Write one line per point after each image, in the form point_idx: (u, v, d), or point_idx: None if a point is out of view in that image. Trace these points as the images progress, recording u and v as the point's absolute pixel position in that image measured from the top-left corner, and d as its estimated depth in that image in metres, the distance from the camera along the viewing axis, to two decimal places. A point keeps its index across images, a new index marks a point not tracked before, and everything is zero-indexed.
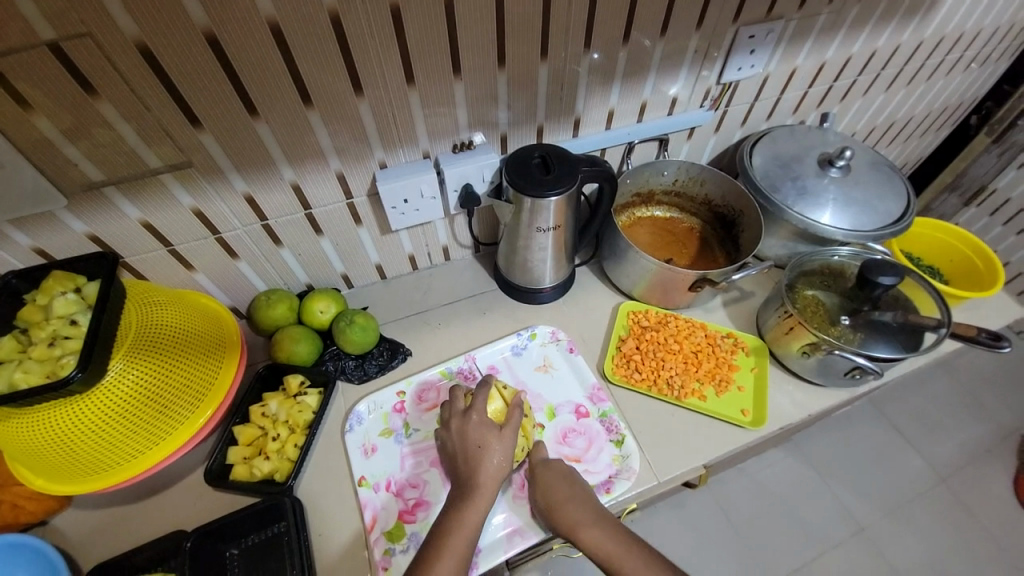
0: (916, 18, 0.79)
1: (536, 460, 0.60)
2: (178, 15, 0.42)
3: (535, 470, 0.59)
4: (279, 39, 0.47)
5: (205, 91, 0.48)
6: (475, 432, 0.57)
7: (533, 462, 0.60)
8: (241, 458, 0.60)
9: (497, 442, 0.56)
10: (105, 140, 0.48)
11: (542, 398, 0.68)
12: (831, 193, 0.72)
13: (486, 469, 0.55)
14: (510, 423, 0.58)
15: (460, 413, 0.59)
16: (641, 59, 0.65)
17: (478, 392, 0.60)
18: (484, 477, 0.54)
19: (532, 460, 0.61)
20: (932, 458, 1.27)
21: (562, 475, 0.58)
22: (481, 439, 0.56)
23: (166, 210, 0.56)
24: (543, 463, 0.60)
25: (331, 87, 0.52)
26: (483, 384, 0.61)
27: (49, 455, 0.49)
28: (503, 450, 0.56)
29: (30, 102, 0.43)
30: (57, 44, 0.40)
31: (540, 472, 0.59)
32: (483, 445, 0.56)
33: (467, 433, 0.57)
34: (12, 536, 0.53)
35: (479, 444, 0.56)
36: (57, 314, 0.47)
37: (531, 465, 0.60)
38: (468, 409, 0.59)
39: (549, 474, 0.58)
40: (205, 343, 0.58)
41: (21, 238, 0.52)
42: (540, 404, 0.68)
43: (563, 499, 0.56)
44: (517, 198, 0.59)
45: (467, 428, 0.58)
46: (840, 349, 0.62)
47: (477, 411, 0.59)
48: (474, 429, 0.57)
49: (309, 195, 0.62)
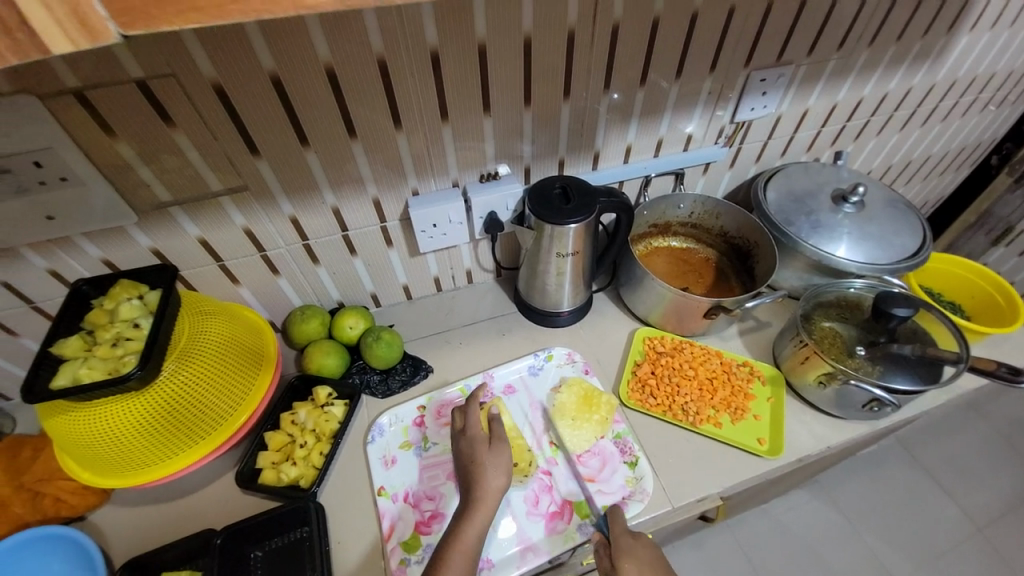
0: (926, 63, 0.83)
1: (620, 526, 0.57)
2: (250, 60, 0.48)
3: (624, 539, 0.55)
4: (332, 80, 0.53)
5: (265, 123, 0.54)
6: (470, 449, 0.60)
7: (618, 532, 0.56)
8: (270, 462, 0.63)
9: (493, 458, 0.59)
10: (173, 164, 0.54)
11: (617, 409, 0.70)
12: (844, 228, 0.74)
13: (485, 482, 0.57)
14: (498, 437, 0.61)
15: (460, 430, 0.63)
16: (657, 99, 0.70)
17: (467, 410, 0.64)
18: (484, 491, 0.56)
19: (617, 530, 0.56)
20: (967, 506, 1.21)
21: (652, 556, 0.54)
22: (476, 454, 0.59)
23: (220, 228, 0.62)
24: (631, 535, 0.56)
25: (373, 121, 0.58)
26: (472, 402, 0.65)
27: (99, 447, 0.53)
28: (500, 464, 0.59)
29: (115, 130, 0.50)
30: (144, 82, 0.47)
31: (631, 544, 0.55)
32: (479, 460, 0.59)
33: (462, 450, 0.61)
34: (54, 527, 0.59)
35: (472, 459, 0.59)
36: (122, 318, 0.51)
37: (618, 530, 0.56)
38: (464, 427, 0.63)
39: (639, 547, 0.55)
40: (246, 352, 0.62)
41: (92, 249, 0.59)
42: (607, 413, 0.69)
43: None
44: (539, 225, 0.63)
45: (463, 443, 0.62)
46: (857, 380, 0.62)
47: (470, 427, 0.62)
48: (468, 447, 0.61)
49: (347, 218, 0.68)
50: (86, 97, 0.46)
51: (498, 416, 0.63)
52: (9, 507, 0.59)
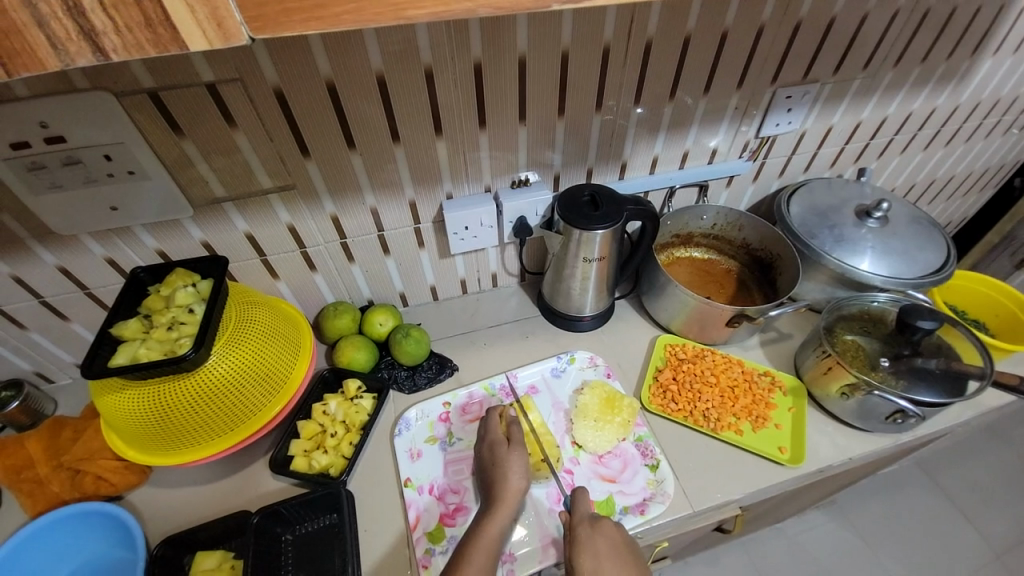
0: (950, 84, 0.84)
1: (583, 515, 0.57)
2: (310, 68, 0.52)
3: (581, 530, 0.55)
4: (381, 87, 0.56)
5: (317, 127, 0.57)
6: (490, 453, 0.62)
7: (579, 519, 0.57)
8: (302, 450, 0.65)
9: (513, 460, 0.60)
10: (230, 163, 0.58)
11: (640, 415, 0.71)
12: (868, 242, 0.75)
13: (506, 483, 0.58)
14: (515, 441, 0.63)
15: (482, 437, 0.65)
16: (684, 114, 0.72)
17: (487, 418, 0.66)
18: (505, 491, 0.57)
19: (577, 517, 0.57)
20: (991, 535, 1.17)
21: (614, 550, 0.54)
22: (496, 458, 0.61)
23: (266, 224, 0.66)
24: (591, 525, 0.55)
25: (416, 127, 0.61)
26: (494, 408, 0.67)
27: (147, 427, 0.55)
28: (520, 465, 0.60)
29: (182, 129, 0.54)
30: (213, 85, 0.51)
31: (588, 535, 0.54)
32: (500, 462, 0.60)
33: (483, 455, 0.63)
34: (83, 504, 0.60)
35: (493, 461, 0.61)
36: (177, 304, 0.54)
37: (576, 519, 0.56)
38: (484, 433, 0.65)
39: (597, 541, 0.54)
40: (286, 342, 0.65)
41: (147, 239, 0.63)
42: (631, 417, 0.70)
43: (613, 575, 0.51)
44: (567, 230, 0.66)
45: (483, 448, 0.63)
46: (880, 391, 0.63)
47: (490, 433, 0.64)
48: (488, 451, 0.62)
49: (384, 219, 0.71)
50: (158, 97, 0.50)
51: (513, 420, 0.66)
52: (48, 486, 0.63)
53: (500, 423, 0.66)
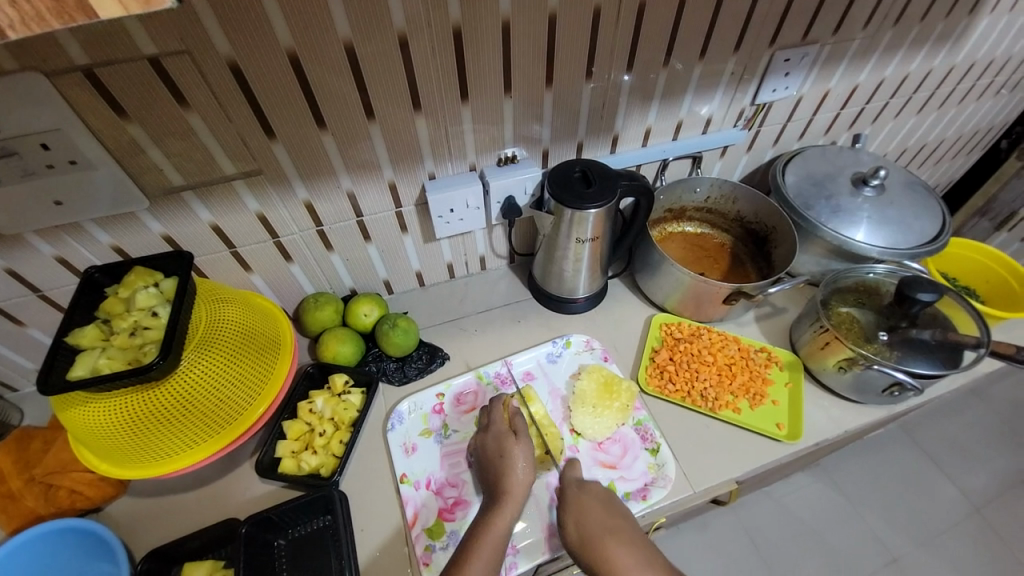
0: (947, 45, 0.81)
1: (570, 479, 0.57)
2: (269, 37, 0.46)
3: (570, 491, 0.56)
4: (351, 59, 0.51)
5: (281, 102, 0.52)
6: (497, 444, 0.60)
7: (567, 482, 0.57)
8: (290, 451, 0.63)
9: (519, 451, 0.58)
10: (184, 147, 0.52)
11: (642, 401, 0.70)
12: (865, 212, 0.73)
13: (512, 476, 0.56)
14: (522, 431, 0.61)
15: (482, 428, 0.63)
16: (678, 82, 0.68)
17: (491, 408, 0.64)
18: (512, 485, 0.56)
19: (566, 479, 0.58)
20: (965, 487, 1.23)
21: (603, 503, 0.55)
22: (504, 449, 0.59)
23: (233, 214, 0.60)
24: (578, 484, 0.56)
25: (392, 102, 0.56)
26: (496, 403, 0.64)
27: (118, 440, 0.51)
28: (526, 457, 0.58)
29: (127, 111, 0.48)
30: (157, 59, 0.45)
31: (577, 494, 0.55)
32: (506, 453, 0.58)
33: (487, 445, 0.60)
34: (48, 526, 0.56)
35: (500, 452, 0.59)
36: (139, 306, 0.50)
37: (565, 483, 0.57)
38: (489, 425, 0.62)
39: (585, 497, 0.55)
40: (263, 341, 0.60)
41: (101, 236, 0.57)
42: (636, 405, 0.69)
43: (603, 526, 0.52)
44: (558, 210, 0.62)
45: (487, 439, 0.61)
46: (879, 365, 0.62)
47: (496, 425, 0.62)
48: (494, 442, 0.60)
49: (362, 203, 0.66)
50: (95, 75, 0.44)
51: (517, 411, 0.63)
52: (22, 500, 0.59)
53: (504, 413, 0.64)
